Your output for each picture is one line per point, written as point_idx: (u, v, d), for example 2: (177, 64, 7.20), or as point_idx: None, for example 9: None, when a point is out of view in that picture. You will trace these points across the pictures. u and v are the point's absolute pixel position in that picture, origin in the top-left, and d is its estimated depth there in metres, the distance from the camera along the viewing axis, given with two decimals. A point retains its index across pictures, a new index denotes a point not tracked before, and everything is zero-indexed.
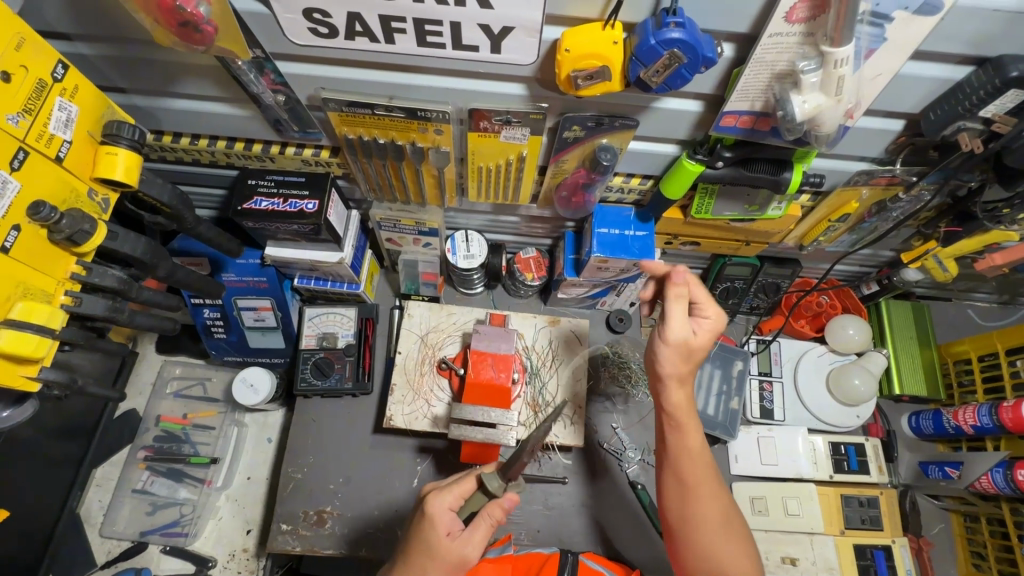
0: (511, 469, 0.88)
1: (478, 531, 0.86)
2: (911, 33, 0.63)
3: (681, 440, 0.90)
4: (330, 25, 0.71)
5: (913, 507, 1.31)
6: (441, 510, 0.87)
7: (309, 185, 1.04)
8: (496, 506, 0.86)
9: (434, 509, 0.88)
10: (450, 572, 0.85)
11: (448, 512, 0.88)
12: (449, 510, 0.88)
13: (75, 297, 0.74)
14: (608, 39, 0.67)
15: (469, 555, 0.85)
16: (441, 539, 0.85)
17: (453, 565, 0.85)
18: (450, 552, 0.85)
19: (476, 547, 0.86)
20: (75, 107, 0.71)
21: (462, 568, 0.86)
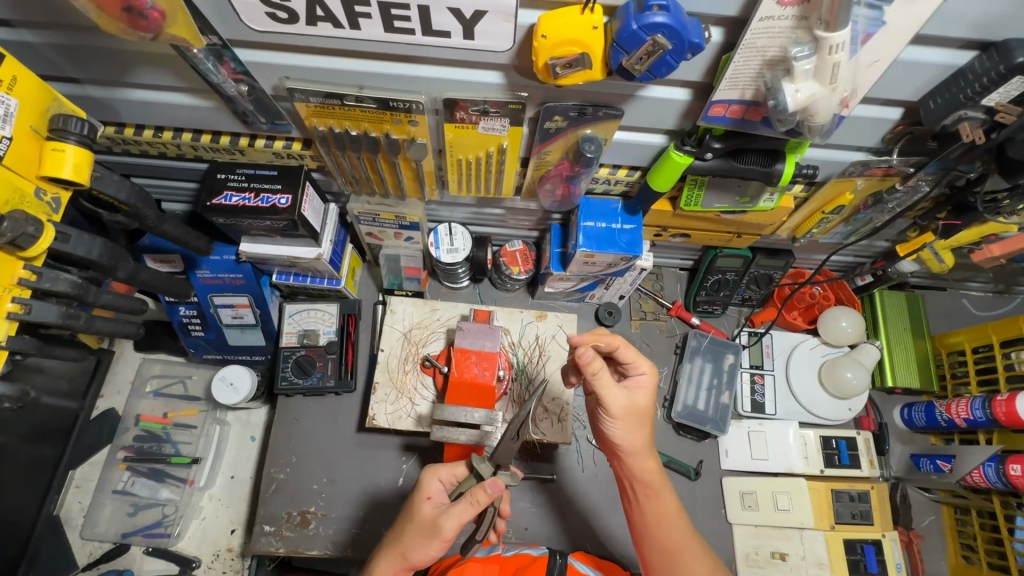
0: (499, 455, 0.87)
1: (457, 508, 0.85)
2: (912, 16, 0.58)
3: (653, 503, 0.89)
4: (289, 10, 0.66)
5: (904, 500, 1.30)
6: (431, 479, 0.93)
7: (282, 179, 0.99)
8: (480, 488, 0.84)
9: (424, 476, 0.93)
10: (422, 534, 0.87)
11: (438, 483, 0.93)
12: (439, 481, 0.93)
13: (24, 304, 0.69)
14: (588, 23, 0.63)
15: (442, 526, 0.85)
16: (421, 501, 0.90)
17: (426, 527, 0.88)
18: (426, 516, 0.89)
19: (452, 522, 0.85)
20: (13, 100, 0.66)
21: (433, 535, 0.86)
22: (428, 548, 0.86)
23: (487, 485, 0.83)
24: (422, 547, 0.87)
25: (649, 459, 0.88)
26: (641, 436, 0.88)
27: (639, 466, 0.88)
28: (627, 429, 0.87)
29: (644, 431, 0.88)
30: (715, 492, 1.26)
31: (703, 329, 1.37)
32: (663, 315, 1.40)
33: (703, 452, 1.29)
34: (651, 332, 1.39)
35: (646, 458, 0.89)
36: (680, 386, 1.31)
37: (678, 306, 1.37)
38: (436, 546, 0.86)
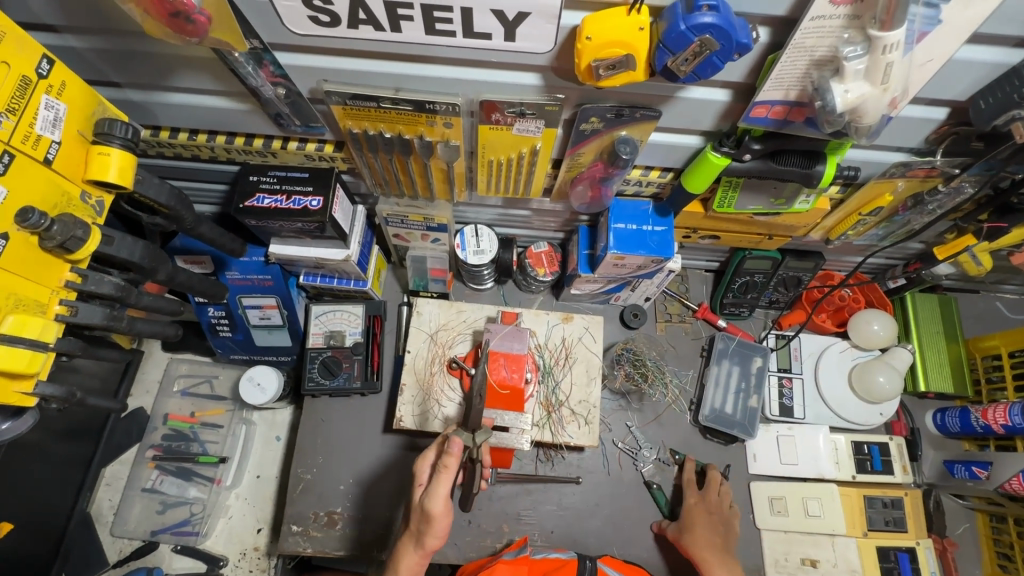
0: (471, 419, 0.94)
1: (435, 481, 0.86)
2: (970, 14, 0.57)
3: None
4: (331, 13, 0.66)
5: (937, 507, 1.28)
6: (421, 466, 0.94)
7: (313, 181, 1.00)
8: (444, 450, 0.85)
9: (416, 466, 0.95)
10: (421, 521, 0.89)
11: (428, 468, 0.94)
12: (429, 466, 0.94)
13: (70, 306, 0.70)
14: (633, 24, 0.62)
15: (431, 506, 0.86)
16: (414, 490, 0.93)
17: (421, 513, 0.89)
18: (420, 505, 0.90)
19: (438, 498, 0.86)
20: (63, 104, 0.67)
21: (428, 518, 0.87)
22: (432, 531, 0.88)
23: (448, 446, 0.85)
24: (427, 532, 0.88)
25: (716, 568, 1.06)
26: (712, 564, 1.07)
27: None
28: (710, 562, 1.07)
29: (715, 559, 1.07)
30: (743, 496, 1.24)
31: (730, 332, 1.35)
32: (689, 318, 1.39)
33: (731, 456, 1.28)
34: (677, 335, 1.37)
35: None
36: (707, 389, 1.29)
37: (705, 308, 1.36)
38: (438, 526, 0.88)
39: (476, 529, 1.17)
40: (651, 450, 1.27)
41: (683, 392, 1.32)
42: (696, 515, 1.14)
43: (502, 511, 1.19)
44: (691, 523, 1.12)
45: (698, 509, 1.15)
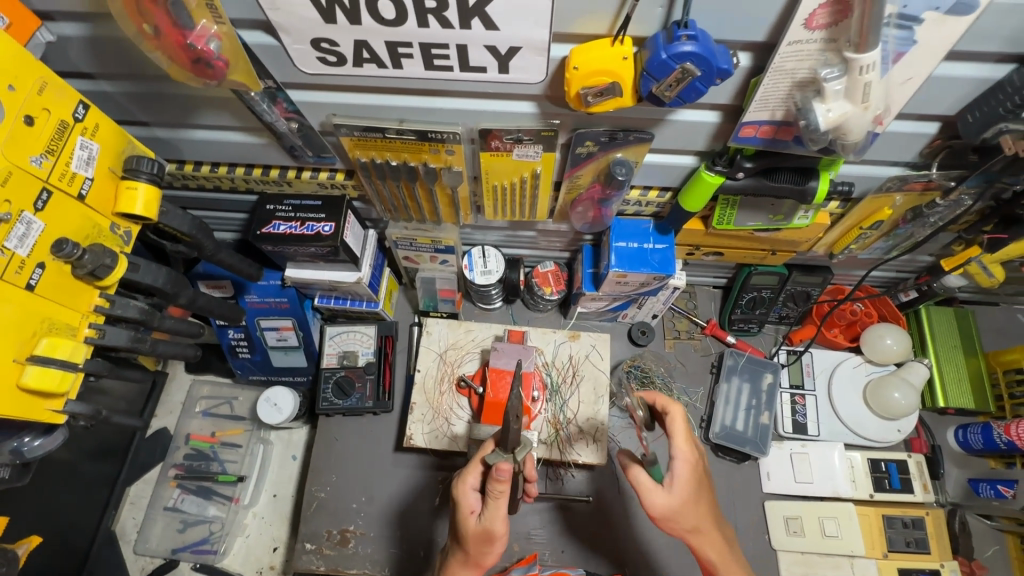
0: (510, 440, 0.87)
1: (492, 506, 0.85)
2: (945, 34, 0.59)
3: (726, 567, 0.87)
4: (338, 54, 0.71)
5: (962, 527, 1.23)
6: (463, 492, 0.88)
7: (325, 208, 1.05)
8: (494, 480, 0.82)
9: (457, 492, 0.89)
10: (478, 545, 0.88)
11: (472, 492, 0.89)
12: (473, 490, 0.89)
13: (99, 329, 0.75)
14: (618, 54, 0.65)
15: (494, 529, 0.85)
16: (465, 517, 0.88)
17: (478, 537, 0.87)
18: (475, 530, 0.87)
19: (499, 520, 0.86)
20: (96, 144, 0.73)
21: (490, 541, 0.87)
22: (492, 551, 0.88)
23: (497, 476, 0.81)
24: (488, 552, 0.88)
25: (718, 548, 0.86)
26: (713, 544, 0.86)
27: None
28: (710, 538, 0.86)
29: (715, 530, 0.86)
30: (757, 516, 1.22)
31: (739, 348, 1.35)
32: (698, 334, 1.39)
33: (744, 474, 1.26)
34: (685, 352, 1.37)
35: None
36: (717, 407, 1.28)
37: (713, 324, 1.36)
38: (499, 544, 0.88)
39: None
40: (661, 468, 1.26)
41: (693, 409, 1.32)
42: (698, 490, 0.86)
43: (512, 530, 1.19)
44: (694, 504, 0.85)
45: (701, 483, 0.86)
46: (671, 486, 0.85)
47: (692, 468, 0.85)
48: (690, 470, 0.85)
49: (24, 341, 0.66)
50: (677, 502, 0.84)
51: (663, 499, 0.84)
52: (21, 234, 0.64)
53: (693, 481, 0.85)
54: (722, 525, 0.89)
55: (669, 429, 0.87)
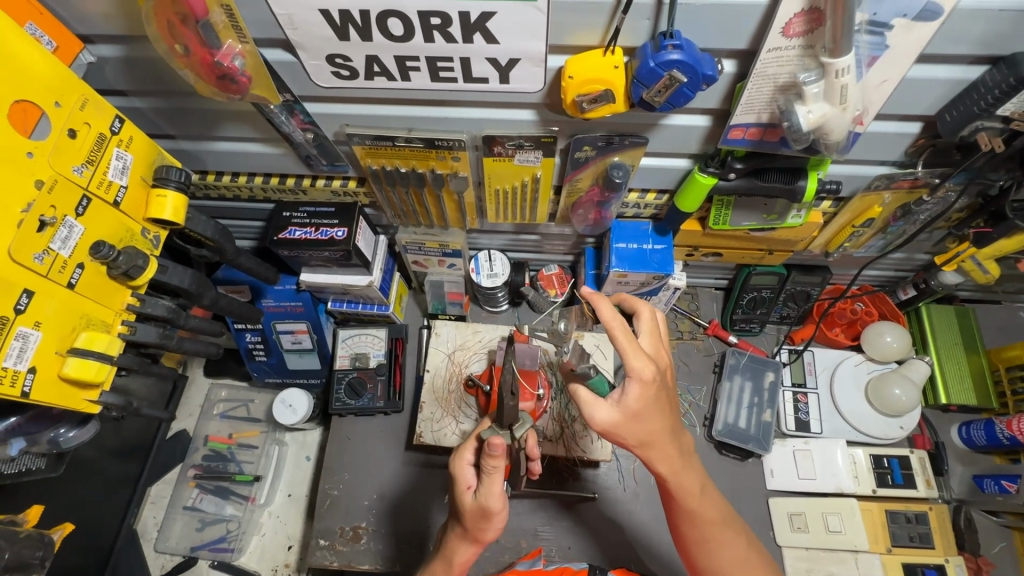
0: (506, 416, 0.94)
1: (487, 482, 0.87)
2: (914, 39, 0.63)
3: (677, 479, 0.87)
4: (351, 68, 0.77)
5: (968, 524, 1.24)
6: (461, 468, 0.92)
7: (339, 215, 1.10)
8: (487, 454, 0.85)
9: (455, 469, 0.93)
10: (476, 521, 0.89)
11: (468, 468, 0.92)
12: (470, 467, 0.93)
13: (130, 326, 0.81)
14: (609, 64, 0.70)
15: (490, 505, 0.87)
16: (462, 493, 0.91)
17: (476, 515, 0.89)
18: (472, 506, 0.89)
19: (495, 496, 0.87)
20: (130, 155, 0.79)
21: (487, 517, 0.88)
22: (491, 527, 0.89)
23: (490, 451, 0.84)
24: (486, 529, 0.89)
25: (670, 462, 0.86)
26: (665, 458, 0.85)
27: (679, 500, 0.89)
28: (659, 450, 0.84)
29: (667, 444, 0.84)
30: (761, 512, 1.24)
31: (741, 347, 1.37)
32: (700, 335, 1.41)
33: (747, 472, 1.28)
34: (688, 352, 1.40)
35: (693, 495, 0.89)
36: (720, 405, 1.31)
37: (715, 324, 1.39)
38: (497, 520, 0.89)
39: (495, 545, 1.20)
40: None
41: (697, 408, 1.34)
42: (647, 409, 0.80)
43: (520, 527, 1.22)
44: (641, 420, 0.80)
45: (650, 400, 0.80)
46: (615, 399, 0.80)
47: (640, 385, 0.78)
48: (639, 386, 0.79)
49: (64, 335, 0.72)
50: (622, 419, 0.79)
51: (607, 414, 0.79)
52: (63, 237, 0.70)
53: (642, 398, 0.79)
54: (676, 438, 0.86)
55: (616, 346, 0.78)
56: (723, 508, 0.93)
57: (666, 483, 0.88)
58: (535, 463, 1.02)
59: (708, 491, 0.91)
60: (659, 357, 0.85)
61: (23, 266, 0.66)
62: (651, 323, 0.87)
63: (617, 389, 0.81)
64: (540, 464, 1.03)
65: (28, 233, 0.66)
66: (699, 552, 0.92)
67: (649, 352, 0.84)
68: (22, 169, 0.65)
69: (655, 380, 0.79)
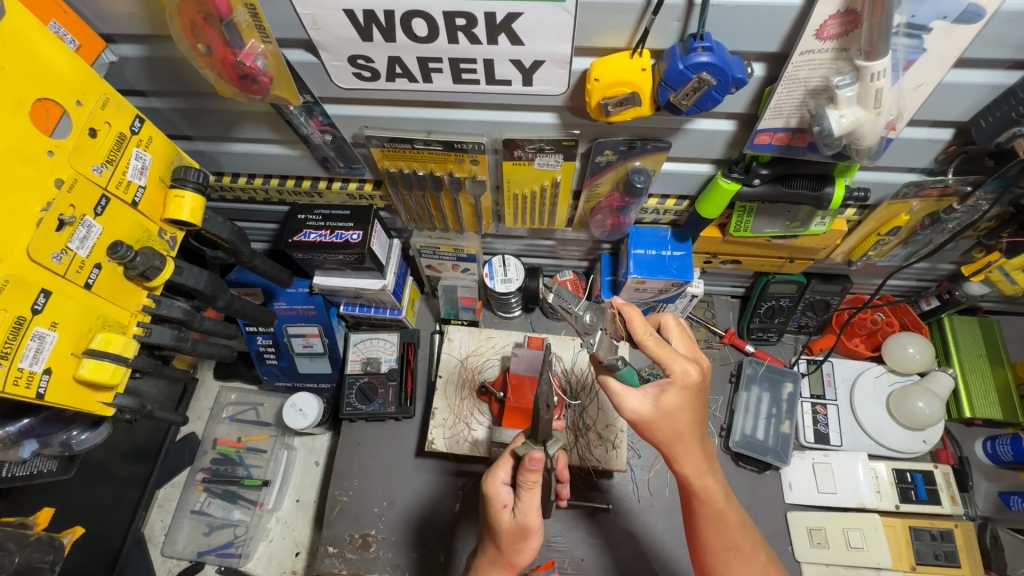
0: (541, 431, 0.88)
1: (526, 498, 0.86)
2: (952, 43, 0.62)
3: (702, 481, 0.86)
4: (372, 69, 0.76)
5: (994, 543, 1.19)
6: (496, 487, 0.90)
7: (354, 218, 1.09)
8: (526, 469, 0.84)
9: (489, 488, 0.91)
10: (514, 541, 0.88)
11: (502, 486, 0.91)
12: (505, 485, 0.91)
13: (146, 328, 0.80)
14: (636, 66, 0.69)
15: (529, 522, 0.86)
16: (498, 513, 0.89)
17: (513, 534, 0.88)
18: (510, 525, 0.88)
19: (533, 512, 0.87)
20: (149, 155, 0.78)
21: (526, 535, 0.87)
22: (527, 545, 0.89)
23: (530, 465, 0.83)
24: (522, 548, 0.88)
25: (695, 464, 0.84)
26: (691, 459, 0.84)
27: (702, 504, 0.87)
28: (686, 451, 0.83)
29: (695, 446, 0.83)
30: (780, 527, 1.21)
31: (759, 356, 1.35)
32: (716, 343, 1.39)
33: (766, 484, 1.25)
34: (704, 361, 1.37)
35: (717, 498, 0.87)
36: (737, 415, 1.28)
37: (731, 333, 1.37)
38: (534, 538, 0.89)
39: None
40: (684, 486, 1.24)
41: (713, 418, 1.31)
42: (681, 410, 0.80)
43: None
44: (674, 419, 0.81)
45: (687, 402, 0.80)
46: (649, 394, 0.81)
47: (679, 386, 0.79)
48: (678, 388, 0.80)
49: (81, 335, 0.71)
50: (653, 415, 0.80)
51: (638, 404, 0.81)
52: (82, 237, 0.70)
53: (680, 400, 0.80)
54: (703, 442, 0.85)
55: (653, 352, 0.81)
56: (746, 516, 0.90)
57: (687, 485, 0.87)
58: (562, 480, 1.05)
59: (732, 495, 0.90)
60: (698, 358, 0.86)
61: (41, 266, 0.66)
62: (679, 329, 0.89)
63: (653, 386, 0.82)
64: (565, 481, 1.07)
65: (47, 232, 0.65)
66: (716, 562, 0.89)
67: (686, 355, 0.86)
68: (41, 167, 0.64)
69: (697, 384, 0.81)
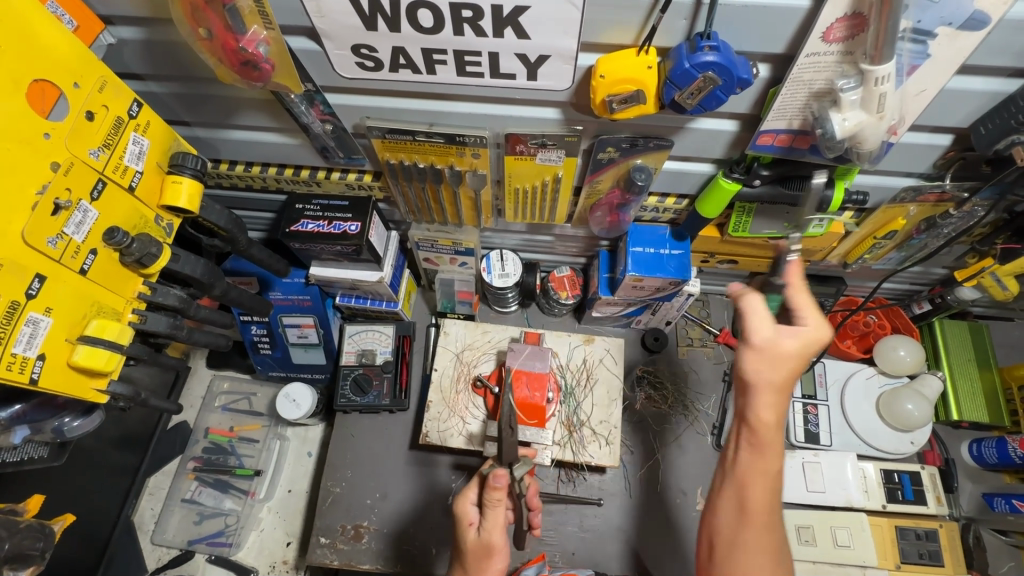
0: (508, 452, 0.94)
1: (491, 516, 0.88)
2: (958, 48, 0.62)
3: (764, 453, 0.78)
4: (376, 59, 0.76)
5: (977, 542, 1.22)
6: (464, 506, 0.92)
7: (352, 209, 1.09)
8: (491, 487, 0.87)
9: (457, 507, 0.93)
10: (478, 559, 0.89)
11: (471, 506, 0.92)
12: (473, 504, 0.93)
13: (141, 315, 0.80)
14: (642, 64, 0.69)
15: (494, 540, 0.88)
16: (464, 530, 0.91)
17: (477, 552, 0.89)
18: (475, 543, 0.89)
19: (498, 530, 0.88)
20: (146, 140, 0.77)
21: (489, 553, 0.88)
22: (493, 566, 0.89)
23: (495, 482, 0.86)
24: (486, 570, 0.89)
25: (771, 424, 0.77)
26: (775, 416, 0.77)
27: (759, 457, 0.78)
28: (765, 399, 0.77)
29: (779, 404, 0.78)
30: None
31: None
32: (710, 342, 1.40)
33: None
34: (698, 359, 1.38)
35: (767, 477, 0.78)
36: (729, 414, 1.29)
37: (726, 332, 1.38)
38: (499, 558, 0.89)
39: None
40: (676, 486, 1.25)
41: (705, 416, 1.32)
42: (797, 359, 0.76)
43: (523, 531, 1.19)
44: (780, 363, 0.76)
45: (800, 353, 0.76)
46: (776, 334, 0.77)
47: (809, 336, 0.76)
48: (801, 337, 0.76)
49: (74, 323, 0.70)
50: (772, 354, 0.76)
51: (759, 338, 0.77)
52: (78, 221, 0.69)
53: (799, 348, 0.76)
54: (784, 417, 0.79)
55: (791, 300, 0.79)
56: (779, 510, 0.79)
57: (751, 431, 0.78)
58: (537, 515, 0.98)
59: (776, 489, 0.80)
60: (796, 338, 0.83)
61: (35, 250, 0.64)
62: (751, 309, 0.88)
63: (774, 329, 0.78)
64: (541, 516, 0.99)
65: (42, 216, 0.64)
66: (741, 531, 0.78)
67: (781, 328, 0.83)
68: (38, 150, 0.63)
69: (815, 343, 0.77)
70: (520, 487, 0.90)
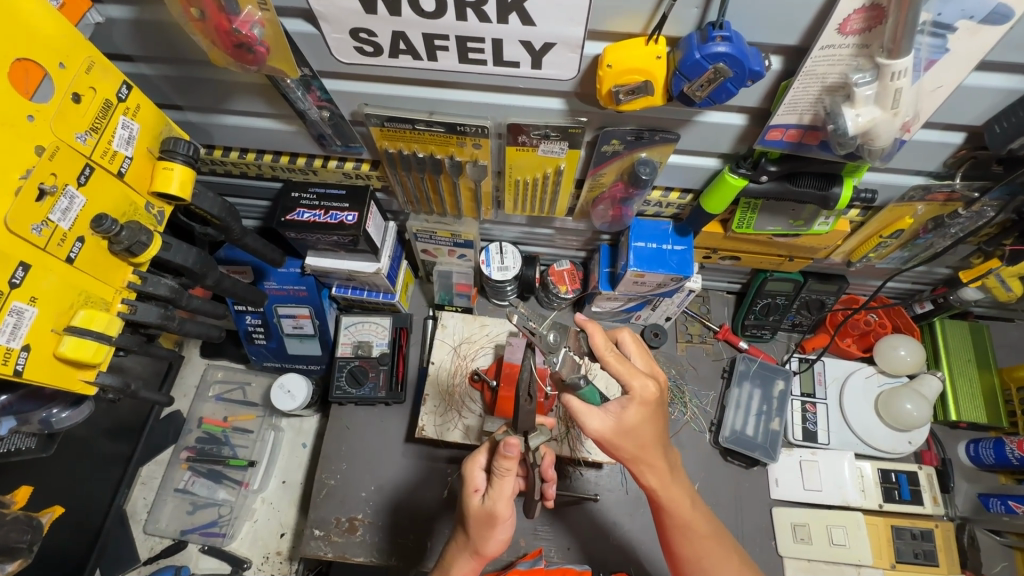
0: (522, 421, 0.90)
1: (498, 485, 0.86)
2: (977, 43, 0.60)
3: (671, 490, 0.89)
4: (375, 44, 0.73)
5: (971, 542, 1.22)
6: (472, 471, 0.90)
7: (350, 198, 1.06)
8: (502, 455, 0.83)
9: (465, 471, 0.91)
10: (481, 528, 0.87)
11: (479, 471, 0.90)
12: (482, 470, 0.91)
13: (130, 305, 0.77)
14: (651, 53, 0.66)
15: (496, 510, 0.85)
16: (469, 496, 0.89)
17: (479, 521, 0.88)
18: (478, 510, 0.88)
19: (503, 500, 0.86)
20: (136, 124, 0.75)
21: (492, 523, 0.86)
22: (493, 537, 0.87)
23: (505, 451, 0.82)
24: (486, 540, 0.88)
25: (660, 474, 0.88)
26: (656, 469, 0.87)
27: (671, 514, 0.90)
28: (650, 459, 0.86)
29: (657, 458, 0.86)
30: (765, 521, 1.22)
31: (752, 354, 1.35)
32: (710, 338, 1.39)
33: (752, 480, 1.26)
34: (697, 356, 1.37)
35: (686, 506, 0.90)
36: (728, 411, 1.28)
37: (725, 329, 1.36)
38: (501, 529, 0.88)
39: None
40: None
41: (703, 412, 1.32)
42: (642, 426, 0.82)
43: (519, 526, 1.19)
44: (634, 434, 0.82)
45: (646, 417, 0.82)
46: (611, 412, 0.82)
47: (639, 403, 0.81)
48: (638, 404, 0.81)
49: (61, 312, 0.68)
50: (614, 432, 0.82)
51: (600, 423, 0.82)
52: (63, 208, 0.66)
53: (639, 416, 0.81)
54: (666, 452, 0.88)
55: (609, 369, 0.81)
56: (718, 527, 0.92)
57: (655, 497, 0.90)
58: (550, 487, 1.02)
59: (699, 503, 0.92)
60: (654, 372, 0.88)
61: (19, 237, 0.62)
62: (637, 344, 0.91)
63: (614, 403, 0.82)
64: (553, 488, 1.03)
65: (27, 202, 0.62)
66: (694, 572, 0.89)
67: (643, 369, 0.87)
68: (21, 133, 0.61)
69: (654, 399, 0.82)
70: (535, 456, 0.88)
